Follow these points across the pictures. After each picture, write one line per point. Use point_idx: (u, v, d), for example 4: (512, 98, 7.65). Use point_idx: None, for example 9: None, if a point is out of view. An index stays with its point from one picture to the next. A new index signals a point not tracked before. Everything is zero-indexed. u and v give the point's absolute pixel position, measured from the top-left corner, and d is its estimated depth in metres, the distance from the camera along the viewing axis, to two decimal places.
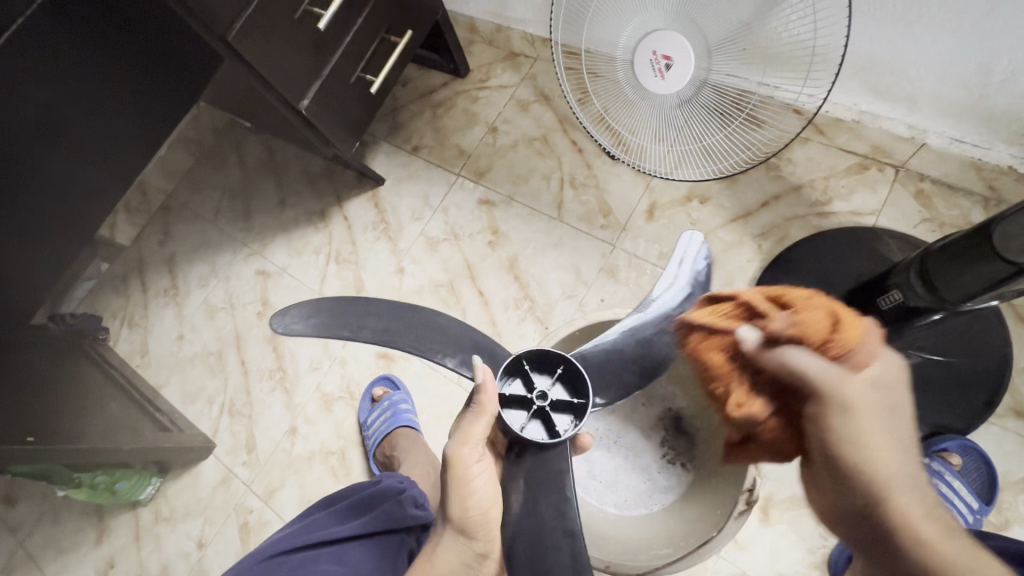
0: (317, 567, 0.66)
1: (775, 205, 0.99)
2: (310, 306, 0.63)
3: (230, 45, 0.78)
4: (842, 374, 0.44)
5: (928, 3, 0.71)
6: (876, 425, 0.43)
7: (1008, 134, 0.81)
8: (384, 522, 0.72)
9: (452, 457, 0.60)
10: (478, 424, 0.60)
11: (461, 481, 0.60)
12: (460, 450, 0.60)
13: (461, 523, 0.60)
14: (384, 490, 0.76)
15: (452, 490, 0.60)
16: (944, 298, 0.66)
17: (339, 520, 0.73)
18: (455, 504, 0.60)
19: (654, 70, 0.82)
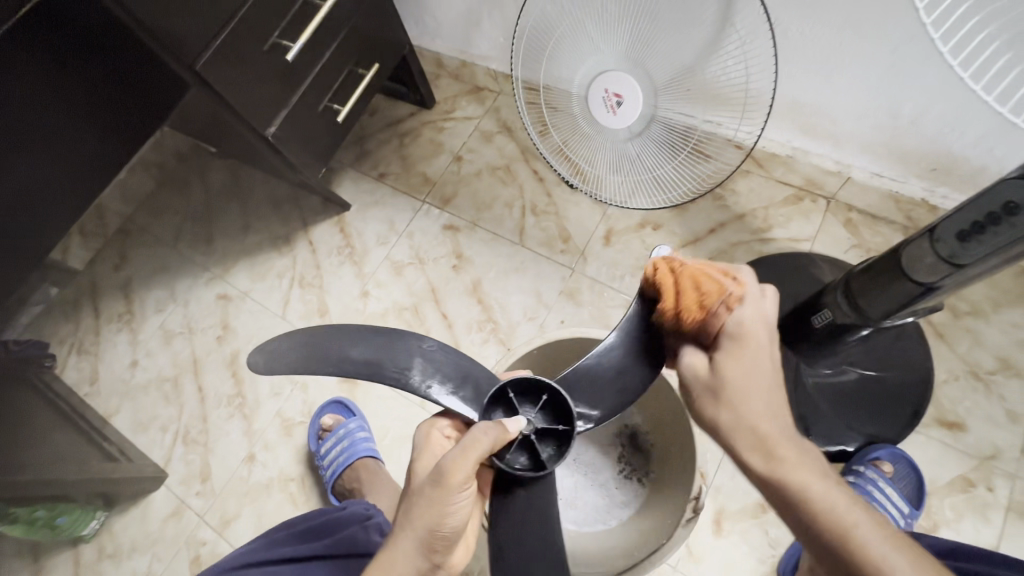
0: None
1: (721, 231, 1.06)
2: (287, 343, 0.63)
3: (198, 72, 0.80)
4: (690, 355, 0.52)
5: (841, 55, 0.80)
6: (712, 407, 0.49)
7: (918, 170, 0.91)
8: (347, 544, 0.70)
9: (445, 471, 0.54)
10: (479, 448, 0.54)
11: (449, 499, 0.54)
12: (452, 468, 0.54)
13: (432, 535, 0.54)
14: (351, 514, 0.74)
15: (433, 505, 0.54)
16: (869, 316, 0.72)
17: (295, 540, 0.72)
18: (433, 518, 0.54)
19: (607, 106, 0.90)
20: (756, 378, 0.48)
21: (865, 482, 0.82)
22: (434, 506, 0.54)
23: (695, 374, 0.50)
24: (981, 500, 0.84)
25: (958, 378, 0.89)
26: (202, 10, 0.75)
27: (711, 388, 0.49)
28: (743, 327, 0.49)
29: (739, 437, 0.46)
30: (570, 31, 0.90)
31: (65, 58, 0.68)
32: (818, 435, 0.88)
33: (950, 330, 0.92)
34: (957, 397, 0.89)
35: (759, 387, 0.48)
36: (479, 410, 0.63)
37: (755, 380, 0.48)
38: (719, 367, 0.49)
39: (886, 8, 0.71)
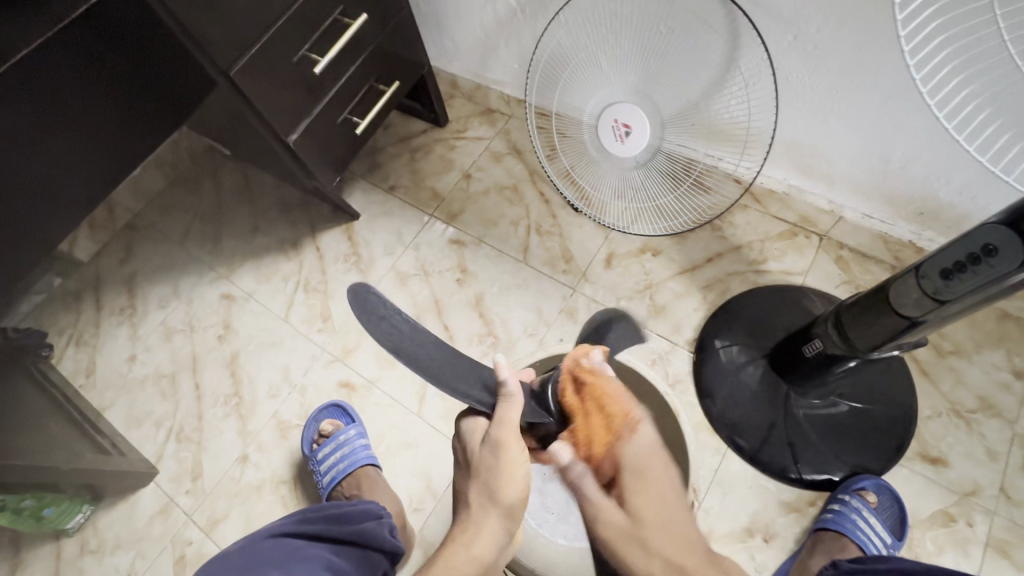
0: (311, 550, 0.64)
1: (718, 261, 1.10)
2: None
3: (231, 78, 0.84)
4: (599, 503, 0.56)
5: (838, 100, 0.85)
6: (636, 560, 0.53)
7: (907, 214, 0.96)
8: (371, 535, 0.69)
9: (504, 445, 0.55)
10: (514, 413, 0.56)
11: (509, 473, 0.55)
12: (501, 428, 0.56)
13: (510, 505, 0.56)
14: (367, 509, 0.74)
15: (500, 483, 0.55)
16: (858, 348, 0.76)
17: (316, 543, 0.67)
18: (511, 495, 0.56)
19: (616, 135, 0.93)
20: (669, 519, 0.53)
21: (850, 511, 0.84)
22: (499, 486, 0.56)
23: (613, 526, 0.54)
24: (961, 535, 0.86)
25: (941, 414, 0.93)
26: (240, 22, 0.79)
27: (632, 542, 0.52)
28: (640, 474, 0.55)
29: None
30: (582, 65, 0.96)
31: (97, 56, 0.70)
32: (806, 463, 0.91)
33: (935, 368, 0.95)
34: (940, 433, 0.91)
35: (680, 541, 0.52)
36: None
37: (672, 536, 0.52)
38: (633, 511, 0.54)
39: (876, 61, 0.77)
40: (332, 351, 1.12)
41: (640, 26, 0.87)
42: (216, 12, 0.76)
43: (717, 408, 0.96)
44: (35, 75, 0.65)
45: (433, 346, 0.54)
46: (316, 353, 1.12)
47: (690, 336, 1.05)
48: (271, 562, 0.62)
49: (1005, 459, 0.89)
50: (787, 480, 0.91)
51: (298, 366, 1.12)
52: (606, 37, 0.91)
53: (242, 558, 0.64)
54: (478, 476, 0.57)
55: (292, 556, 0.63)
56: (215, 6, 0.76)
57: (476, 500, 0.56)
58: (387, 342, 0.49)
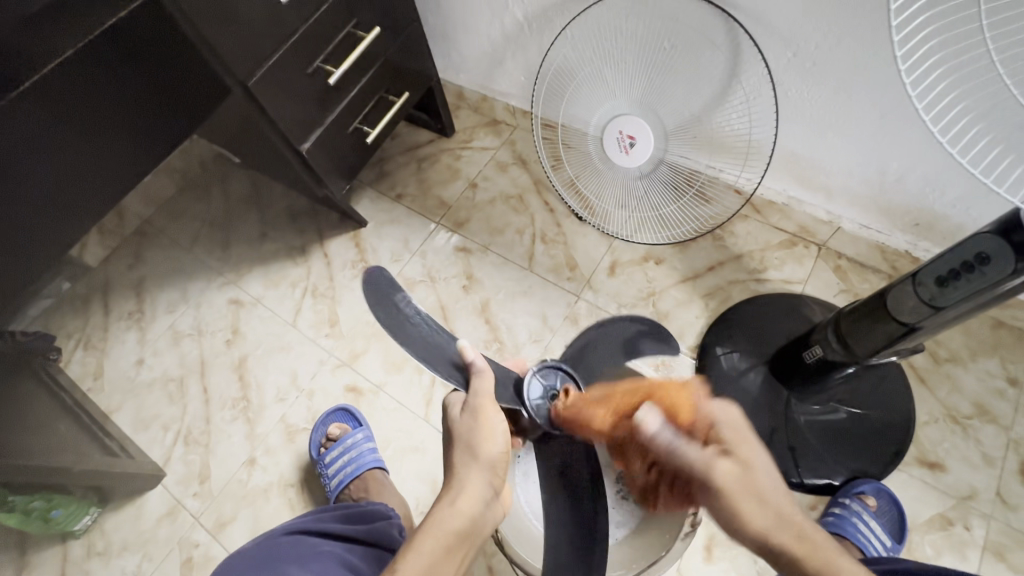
0: (326, 547, 0.66)
1: (720, 269, 1.12)
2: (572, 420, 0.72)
3: (248, 88, 0.86)
4: (702, 456, 0.56)
5: (836, 115, 0.88)
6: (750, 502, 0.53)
7: (903, 224, 0.99)
8: (381, 535, 0.70)
9: (482, 409, 0.60)
10: (487, 380, 0.61)
11: (487, 429, 0.59)
12: (480, 396, 0.60)
13: (492, 462, 0.59)
14: (378, 509, 0.75)
15: (480, 440, 0.59)
16: (858, 354, 0.78)
17: (329, 541, 0.68)
18: (492, 450, 0.59)
19: (620, 146, 0.96)
20: (767, 464, 0.55)
21: (850, 514, 0.86)
22: (479, 442, 0.59)
23: (727, 474, 0.54)
24: (959, 538, 0.88)
25: (937, 420, 0.95)
26: (259, 35, 0.82)
27: (750, 489, 0.53)
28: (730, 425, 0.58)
29: (780, 535, 0.51)
30: (589, 78, 0.99)
31: (115, 64, 0.72)
32: (806, 468, 0.93)
33: (931, 375, 0.98)
34: (937, 439, 0.93)
35: (778, 492, 0.54)
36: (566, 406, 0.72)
37: (778, 485, 0.54)
38: (742, 459, 0.55)
39: (872, 77, 0.80)
40: (340, 356, 1.13)
41: (645, 41, 0.90)
42: (236, 25, 0.78)
43: None
44: (61, 84, 0.67)
45: (421, 331, 0.58)
46: (324, 358, 1.14)
47: (692, 343, 1.07)
48: (287, 557, 0.63)
49: (1001, 464, 0.91)
50: (788, 485, 0.93)
51: (306, 371, 1.13)
52: (611, 52, 0.94)
53: (260, 553, 0.65)
54: (459, 440, 0.60)
55: (308, 551, 0.64)
56: (236, 19, 0.78)
57: (459, 460, 0.59)
58: (383, 318, 0.55)
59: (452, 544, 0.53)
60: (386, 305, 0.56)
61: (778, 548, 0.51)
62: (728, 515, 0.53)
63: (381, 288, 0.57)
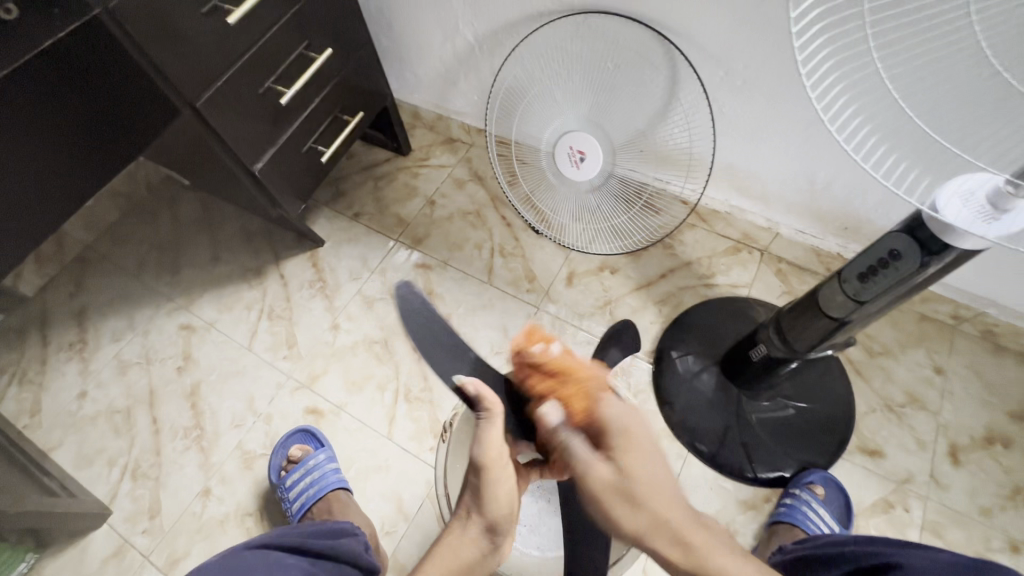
0: (290, 560, 0.64)
1: (671, 276, 1.17)
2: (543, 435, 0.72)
3: (197, 109, 0.85)
4: (590, 458, 0.55)
5: (766, 130, 0.95)
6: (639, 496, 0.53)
7: (834, 228, 1.06)
8: (347, 552, 0.69)
9: (491, 467, 0.59)
10: (498, 424, 0.59)
11: (493, 487, 0.59)
12: (484, 449, 0.58)
13: (494, 519, 0.60)
14: (341, 527, 0.75)
15: (485, 496, 0.59)
16: (797, 348, 0.83)
17: (298, 556, 0.66)
18: (495, 510, 0.59)
19: (571, 161, 1.01)
20: (657, 473, 0.54)
21: (800, 503, 0.90)
22: (484, 498, 0.59)
23: (601, 481, 0.54)
24: (900, 520, 0.93)
25: (875, 410, 1.01)
26: (208, 56, 0.81)
27: (619, 496, 0.53)
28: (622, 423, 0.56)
29: (653, 539, 0.53)
30: (538, 97, 1.03)
31: (58, 90, 0.70)
32: (760, 463, 0.97)
33: (867, 367, 1.05)
34: (875, 427, 1.00)
35: (670, 500, 0.54)
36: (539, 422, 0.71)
37: (660, 494, 0.53)
38: (624, 468, 0.54)
39: (794, 94, 0.87)
40: (298, 378, 1.11)
41: (590, 61, 0.96)
42: (182, 47, 0.77)
43: (677, 415, 1.02)
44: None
45: (433, 331, 0.66)
46: (282, 380, 1.11)
47: (649, 348, 1.11)
48: (255, 570, 0.60)
49: (933, 448, 0.97)
50: (743, 480, 0.97)
51: (263, 395, 1.10)
52: (559, 72, 0.99)
53: (221, 563, 0.60)
54: (468, 488, 0.61)
55: (275, 563, 0.62)
56: (184, 40, 0.77)
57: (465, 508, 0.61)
58: (405, 325, 0.65)
59: None
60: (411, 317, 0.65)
61: (652, 543, 0.54)
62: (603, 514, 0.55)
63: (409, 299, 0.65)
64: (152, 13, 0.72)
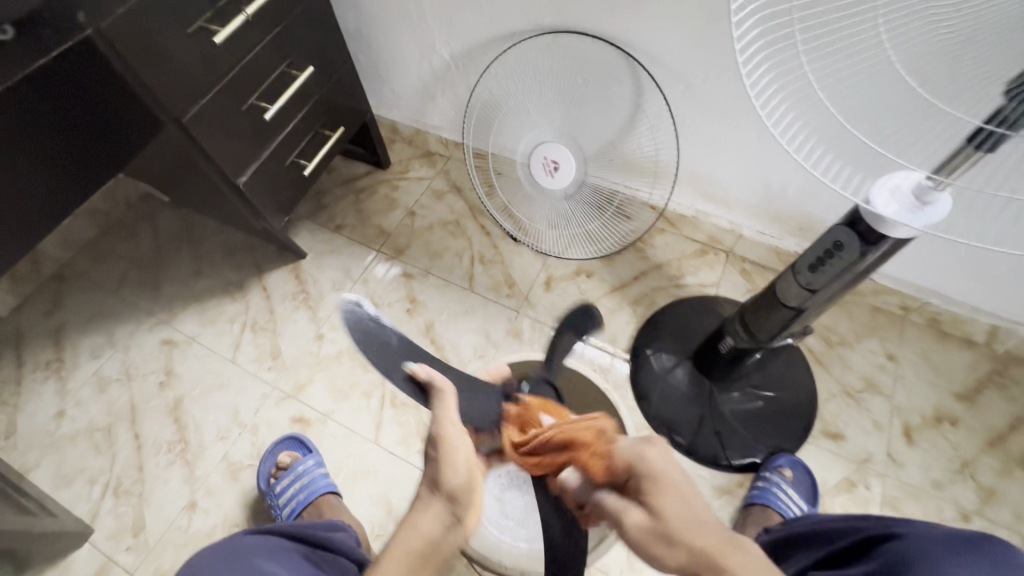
0: (287, 544, 0.66)
1: (644, 278, 1.24)
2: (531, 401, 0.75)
3: (183, 124, 0.87)
4: (619, 504, 0.53)
5: (724, 139, 1.03)
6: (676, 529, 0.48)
7: (791, 229, 1.14)
8: (339, 544, 0.72)
9: (445, 434, 0.57)
10: (451, 403, 0.61)
11: (451, 453, 0.56)
12: (440, 424, 0.59)
13: (454, 488, 0.54)
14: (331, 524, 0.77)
15: (439, 465, 0.55)
16: (760, 338, 0.89)
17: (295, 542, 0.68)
18: (455, 478, 0.54)
19: (546, 170, 1.07)
20: (687, 504, 0.49)
21: (771, 485, 0.96)
22: (442, 466, 0.55)
23: (635, 524, 0.50)
24: (863, 497, 1.00)
25: (836, 396, 1.08)
26: (195, 74, 0.84)
27: (656, 538, 0.48)
28: (643, 461, 0.53)
29: None
30: (513, 111, 1.09)
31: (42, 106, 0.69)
32: (732, 450, 1.03)
33: (827, 357, 1.12)
34: (837, 412, 1.07)
35: (706, 529, 0.47)
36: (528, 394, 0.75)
37: (699, 526, 0.47)
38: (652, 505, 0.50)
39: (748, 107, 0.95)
40: (284, 388, 1.12)
41: (560, 77, 1.02)
42: (168, 64, 0.80)
43: (654, 409, 1.07)
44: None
45: (384, 344, 0.66)
46: (267, 391, 1.12)
47: (625, 346, 1.16)
48: (257, 549, 0.61)
49: (889, 429, 1.05)
50: (718, 467, 1.02)
51: (249, 406, 1.10)
52: (532, 87, 1.05)
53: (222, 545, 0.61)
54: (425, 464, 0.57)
55: (274, 547, 0.63)
56: (171, 59, 0.80)
57: (425, 488, 0.55)
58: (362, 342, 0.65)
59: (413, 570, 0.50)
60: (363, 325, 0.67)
61: None
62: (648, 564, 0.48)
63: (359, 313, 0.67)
64: (140, 33, 0.74)
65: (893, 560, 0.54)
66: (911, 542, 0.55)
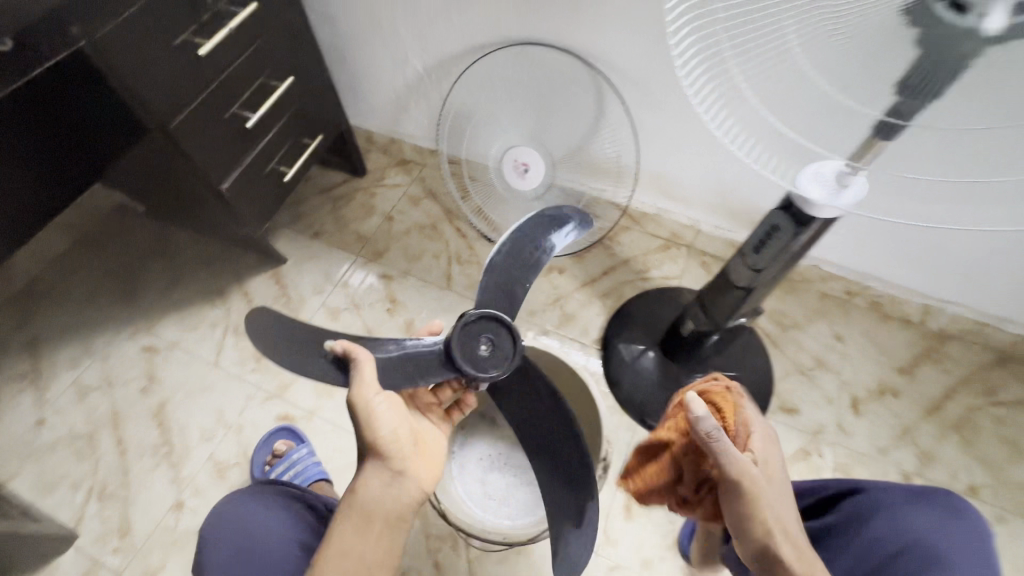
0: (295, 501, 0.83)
1: (612, 273, 1.31)
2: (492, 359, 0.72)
3: (169, 131, 0.91)
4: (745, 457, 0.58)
5: (678, 141, 1.12)
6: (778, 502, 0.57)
7: (745, 223, 1.24)
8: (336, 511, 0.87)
9: (357, 399, 0.66)
10: (366, 368, 0.67)
11: (368, 419, 0.66)
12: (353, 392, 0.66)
13: (378, 449, 0.66)
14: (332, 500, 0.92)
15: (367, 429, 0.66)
16: (718, 319, 0.97)
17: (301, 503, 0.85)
18: (376, 442, 0.66)
19: (518, 172, 1.20)
20: (786, 492, 0.60)
21: None
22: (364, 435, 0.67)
23: (758, 480, 0.56)
24: (816, 465, 1.09)
25: (790, 374, 1.17)
26: (181, 83, 0.88)
27: (771, 498, 0.57)
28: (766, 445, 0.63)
29: (785, 544, 0.54)
30: (484, 118, 1.16)
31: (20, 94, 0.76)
32: None
33: (782, 340, 1.21)
34: (791, 389, 1.16)
35: (794, 515, 0.58)
36: (488, 362, 0.72)
37: (791, 507, 0.59)
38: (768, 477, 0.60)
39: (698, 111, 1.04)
40: (268, 388, 1.15)
41: (527, 85, 1.09)
42: (155, 74, 0.84)
43: (625, 393, 1.14)
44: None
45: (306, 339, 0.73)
46: (251, 393, 1.14)
47: (596, 336, 1.23)
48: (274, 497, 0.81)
49: (838, 402, 1.14)
50: None
51: (233, 408, 1.13)
52: (500, 95, 1.12)
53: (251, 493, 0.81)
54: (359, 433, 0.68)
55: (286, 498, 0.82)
56: (158, 69, 0.84)
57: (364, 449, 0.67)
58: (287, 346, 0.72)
59: (357, 523, 0.63)
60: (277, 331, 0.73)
61: (780, 548, 0.54)
62: (748, 512, 0.55)
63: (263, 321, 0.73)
64: (129, 44, 0.78)
65: (878, 515, 0.67)
66: (881, 496, 0.69)
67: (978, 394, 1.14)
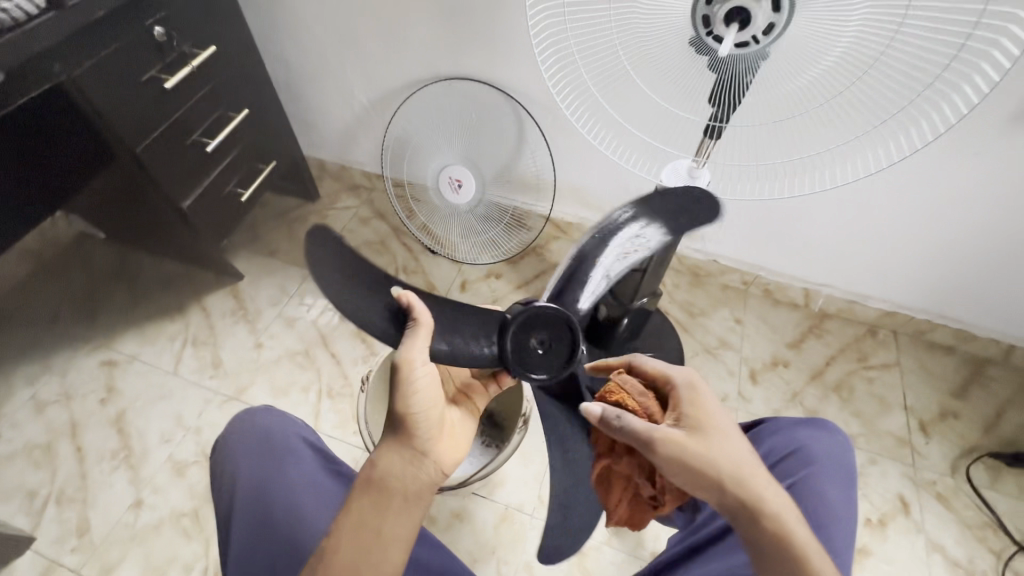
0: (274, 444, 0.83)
1: (543, 277, 1.48)
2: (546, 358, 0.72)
3: (135, 153, 1.02)
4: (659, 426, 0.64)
5: (588, 159, 1.32)
6: (712, 448, 0.63)
7: None
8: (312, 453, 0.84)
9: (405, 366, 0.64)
10: (422, 335, 0.65)
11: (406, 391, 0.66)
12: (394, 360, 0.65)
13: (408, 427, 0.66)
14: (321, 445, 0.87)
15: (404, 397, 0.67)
16: (624, 301, 1.14)
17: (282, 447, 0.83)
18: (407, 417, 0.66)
19: (451, 187, 1.32)
20: (720, 428, 0.65)
21: None
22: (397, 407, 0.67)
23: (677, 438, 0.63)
24: None
25: (698, 354, 1.35)
26: (147, 112, 1.01)
27: (697, 447, 0.63)
28: (692, 395, 0.67)
29: (729, 484, 0.61)
30: (421, 143, 1.33)
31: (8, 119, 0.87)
32: None
33: (691, 325, 1.40)
34: (698, 366, 1.33)
35: (733, 449, 0.64)
36: (541, 361, 0.72)
37: (726, 443, 0.64)
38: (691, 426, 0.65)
39: None
40: (226, 392, 1.23)
41: (453, 113, 1.27)
42: (123, 105, 0.96)
43: None
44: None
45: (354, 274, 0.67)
46: (209, 397, 1.22)
47: None
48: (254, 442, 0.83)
49: (738, 375, 1.32)
50: None
51: (192, 411, 1.20)
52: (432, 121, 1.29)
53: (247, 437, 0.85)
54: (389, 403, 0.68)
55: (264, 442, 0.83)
56: (127, 100, 0.97)
57: (392, 424, 0.68)
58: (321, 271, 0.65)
59: (375, 500, 0.64)
60: (334, 258, 0.66)
61: (726, 489, 0.61)
62: (683, 471, 0.62)
63: (315, 244, 0.65)
64: (100, 79, 0.91)
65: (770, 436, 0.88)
66: (777, 424, 0.90)
67: (853, 360, 1.34)
